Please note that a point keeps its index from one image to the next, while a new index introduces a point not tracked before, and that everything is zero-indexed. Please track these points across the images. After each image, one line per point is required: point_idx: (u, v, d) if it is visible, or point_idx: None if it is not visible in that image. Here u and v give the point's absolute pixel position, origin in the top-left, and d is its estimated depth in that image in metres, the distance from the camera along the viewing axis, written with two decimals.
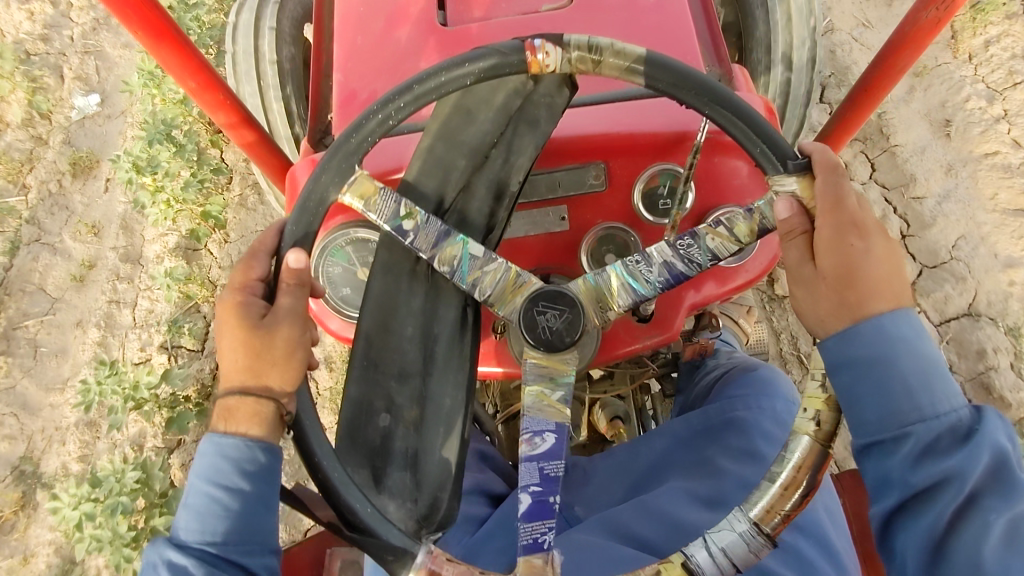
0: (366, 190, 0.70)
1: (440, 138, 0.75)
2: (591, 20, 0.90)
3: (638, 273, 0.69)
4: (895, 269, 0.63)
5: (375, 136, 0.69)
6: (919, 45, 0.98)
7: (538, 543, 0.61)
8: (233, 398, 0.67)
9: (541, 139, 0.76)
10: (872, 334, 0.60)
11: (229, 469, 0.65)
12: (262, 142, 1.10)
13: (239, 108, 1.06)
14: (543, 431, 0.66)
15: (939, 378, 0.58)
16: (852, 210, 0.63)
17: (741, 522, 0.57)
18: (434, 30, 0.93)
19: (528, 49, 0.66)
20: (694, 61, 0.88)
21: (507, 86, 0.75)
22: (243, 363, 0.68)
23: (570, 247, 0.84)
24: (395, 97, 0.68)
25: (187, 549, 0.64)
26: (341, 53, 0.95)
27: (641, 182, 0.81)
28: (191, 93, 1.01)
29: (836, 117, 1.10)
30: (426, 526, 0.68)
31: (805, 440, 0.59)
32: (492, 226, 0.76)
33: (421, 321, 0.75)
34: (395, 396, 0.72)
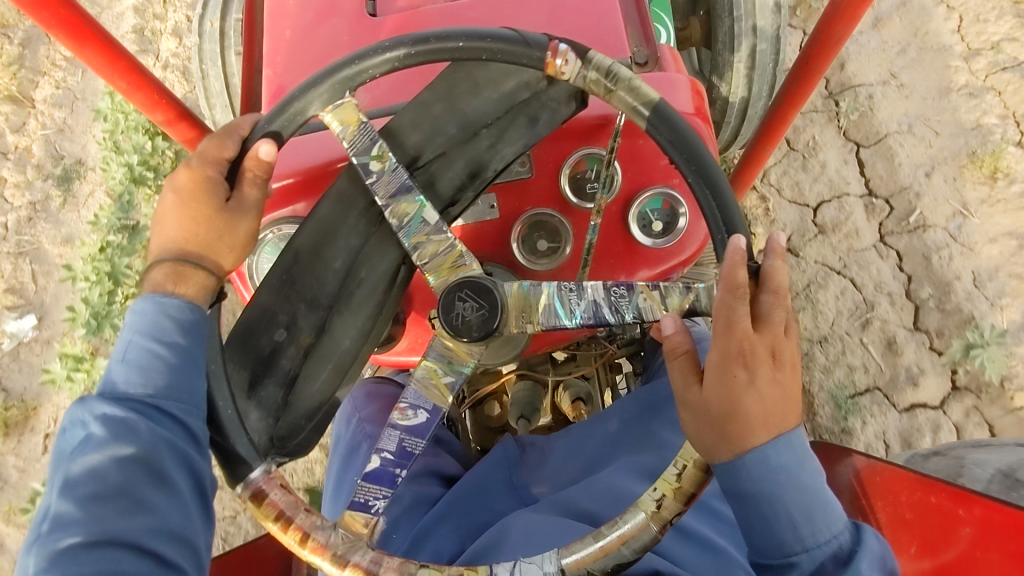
0: (352, 116, 0.71)
1: (440, 99, 0.76)
2: (510, 13, 0.91)
3: (567, 300, 0.71)
4: (783, 400, 0.62)
5: (375, 71, 0.70)
6: (854, 14, 1.00)
7: (367, 504, 0.65)
8: (183, 263, 0.71)
9: (530, 139, 0.77)
10: (756, 468, 0.61)
11: (168, 325, 0.66)
12: (205, 137, 1.08)
13: (177, 107, 1.03)
14: (418, 407, 0.70)
15: (822, 509, 0.62)
16: (738, 340, 0.61)
17: (550, 565, 0.61)
18: (362, 20, 0.93)
19: (551, 49, 0.69)
20: (619, 46, 0.89)
21: (521, 75, 0.74)
22: (201, 237, 0.73)
23: (500, 234, 0.87)
24: (411, 46, 0.69)
25: (124, 401, 0.63)
26: (271, 47, 0.94)
27: (567, 166, 0.84)
28: (122, 93, 0.97)
29: (782, 91, 1.13)
30: (277, 448, 0.69)
31: (641, 516, 0.61)
32: (454, 201, 0.77)
33: (348, 258, 0.75)
34: (298, 318, 0.73)
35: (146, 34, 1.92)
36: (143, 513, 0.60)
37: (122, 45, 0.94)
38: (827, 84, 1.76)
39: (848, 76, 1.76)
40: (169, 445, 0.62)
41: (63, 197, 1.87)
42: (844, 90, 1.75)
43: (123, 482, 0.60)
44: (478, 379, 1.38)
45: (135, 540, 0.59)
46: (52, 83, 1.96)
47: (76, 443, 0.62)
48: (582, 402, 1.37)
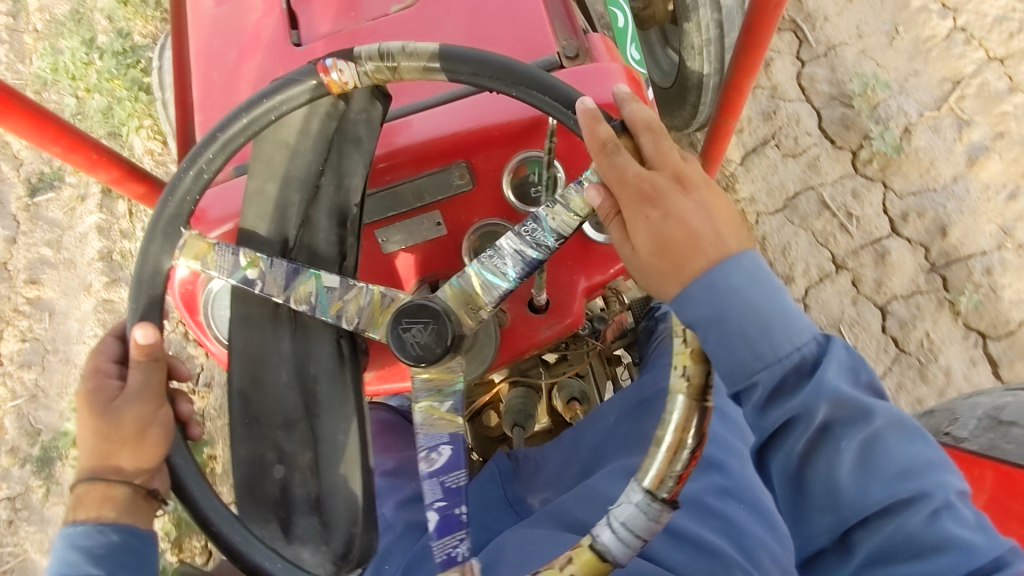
0: (196, 249, 0.71)
1: (271, 178, 0.76)
2: (435, 23, 0.89)
3: (495, 266, 0.70)
4: (707, 219, 0.63)
5: (193, 195, 0.72)
6: None
7: (454, 557, 0.63)
8: (86, 485, 0.65)
9: (368, 156, 0.77)
10: (703, 293, 0.61)
11: (80, 559, 0.62)
12: (154, 191, 1.07)
13: (121, 162, 1.02)
14: (438, 444, 0.68)
15: (779, 322, 0.60)
16: (638, 182, 0.63)
17: (635, 493, 0.55)
18: (289, 52, 0.91)
19: (322, 70, 0.69)
20: (544, 43, 0.86)
21: (318, 111, 0.74)
22: (96, 449, 0.66)
23: (452, 250, 0.85)
24: (208, 148, 0.71)
25: None
26: (199, 91, 0.93)
27: (507, 173, 0.82)
28: (59, 157, 0.97)
29: (735, 61, 1.07)
30: (346, 565, 0.69)
31: (680, 399, 0.57)
32: (343, 254, 0.77)
33: (295, 363, 0.74)
34: (284, 444, 0.72)
35: (115, 259, 1.75)
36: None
37: (51, 110, 0.93)
38: (927, 255, 1.51)
39: (953, 245, 1.52)
40: None
41: (44, 488, 1.63)
42: (951, 263, 1.51)
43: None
44: (473, 392, 1.37)
45: None
46: (16, 335, 1.74)
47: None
48: (578, 401, 1.34)
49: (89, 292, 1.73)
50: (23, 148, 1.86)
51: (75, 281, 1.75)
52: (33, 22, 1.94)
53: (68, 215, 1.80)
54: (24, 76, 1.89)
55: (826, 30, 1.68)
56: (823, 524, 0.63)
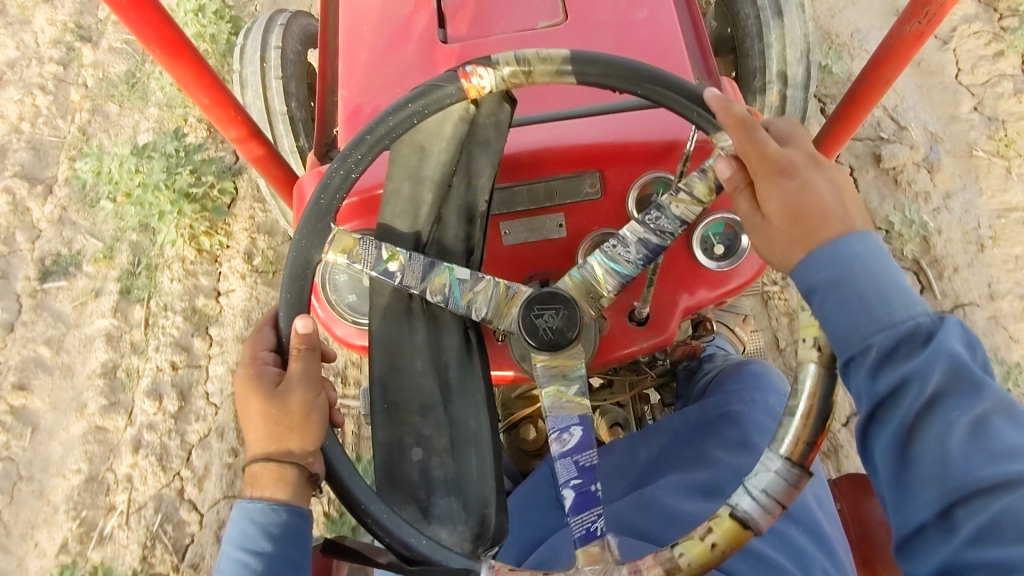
0: (343, 243, 0.76)
1: (406, 179, 0.81)
2: (587, 38, 0.96)
3: (617, 256, 0.75)
4: (837, 196, 0.67)
5: (342, 191, 0.77)
6: (904, 56, 1.03)
7: (591, 532, 0.65)
8: (258, 464, 0.71)
9: (495, 156, 0.82)
10: (828, 258, 0.62)
11: (255, 532, 0.68)
12: (271, 157, 1.10)
13: (249, 123, 1.06)
14: (569, 427, 0.70)
15: (897, 291, 0.58)
16: (776, 154, 0.68)
17: (774, 459, 0.59)
18: (435, 47, 0.97)
19: (462, 77, 0.74)
20: (684, 73, 0.93)
21: (451, 117, 0.79)
22: (266, 432, 0.71)
23: (567, 252, 0.89)
24: (356, 151, 0.76)
25: None
26: (346, 70, 0.99)
27: (635, 189, 0.87)
28: (203, 109, 1.01)
29: (828, 128, 1.17)
30: (482, 543, 0.71)
31: (812, 367, 0.61)
32: (471, 249, 0.82)
33: (429, 353, 0.78)
34: (422, 429, 0.75)
35: (119, 378, 1.63)
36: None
37: (209, 64, 0.99)
38: None
39: None
40: None
41: None
42: None
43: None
44: (513, 404, 1.36)
45: None
46: None
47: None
48: (620, 427, 1.38)
49: (82, 412, 1.62)
50: (44, 220, 1.81)
51: (67, 396, 1.64)
52: (84, 76, 1.96)
53: (78, 311, 1.71)
54: (64, 133, 1.91)
55: (954, 283, 1.58)
56: (928, 500, 0.56)
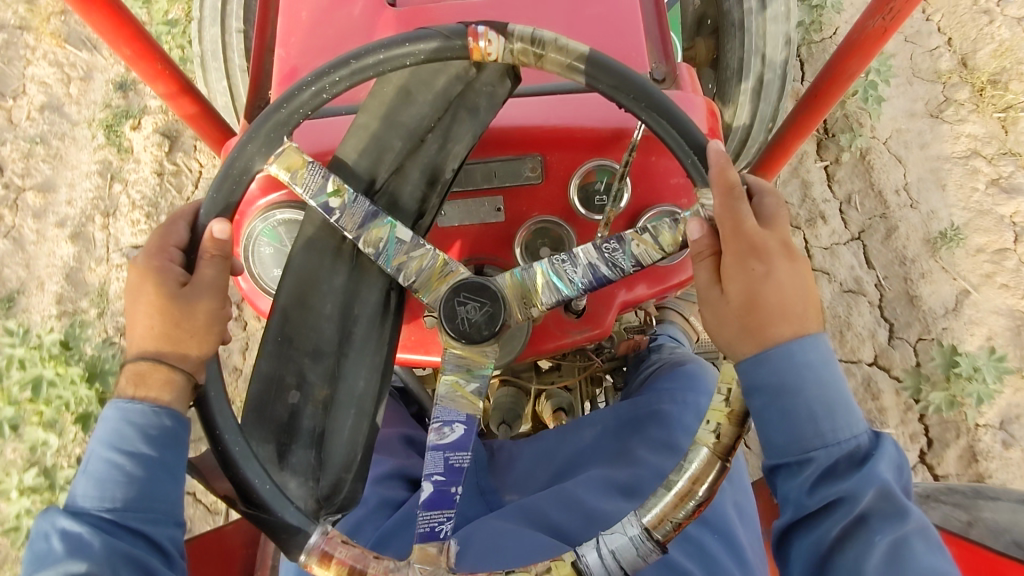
0: (297, 161, 0.71)
1: (381, 118, 0.77)
2: (539, 7, 0.90)
3: (563, 272, 0.71)
4: (802, 291, 0.65)
5: (307, 109, 0.71)
6: (868, 52, 1.00)
7: (435, 532, 0.61)
8: (145, 363, 0.66)
9: (479, 127, 0.78)
10: (779, 361, 0.62)
11: (132, 434, 0.64)
12: (205, 115, 1.04)
13: (179, 76, 0.99)
14: (453, 421, 0.67)
15: (843, 407, 0.61)
16: (752, 235, 0.65)
17: (632, 526, 0.57)
18: (384, 7, 0.91)
19: (471, 34, 0.69)
20: (638, 56, 0.89)
21: (449, 71, 0.76)
22: (160, 330, 0.67)
23: (504, 238, 0.86)
24: (335, 70, 0.70)
25: (83, 517, 0.61)
26: (285, 26, 0.92)
27: (577, 176, 0.83)
28: (127, 62, 0.95)
29: (788, 122, 1.13)
30: (326, 507, 0.66)
31: (703, 452, 0.60)
32: (422, 213, 0.77)
33: (341, 300, 0.73)
34: (307, 372, 0.71)
35: None
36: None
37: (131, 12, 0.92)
38: None
39: None
40: (128, 559, 0.60)
41: None
42: None
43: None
44: None
45: None
46: None
47: (38, 558, 0.60)
48: (564, 412, 1.31)
49: None
50: None
51: None
52: None
53: None
54: None
55: None
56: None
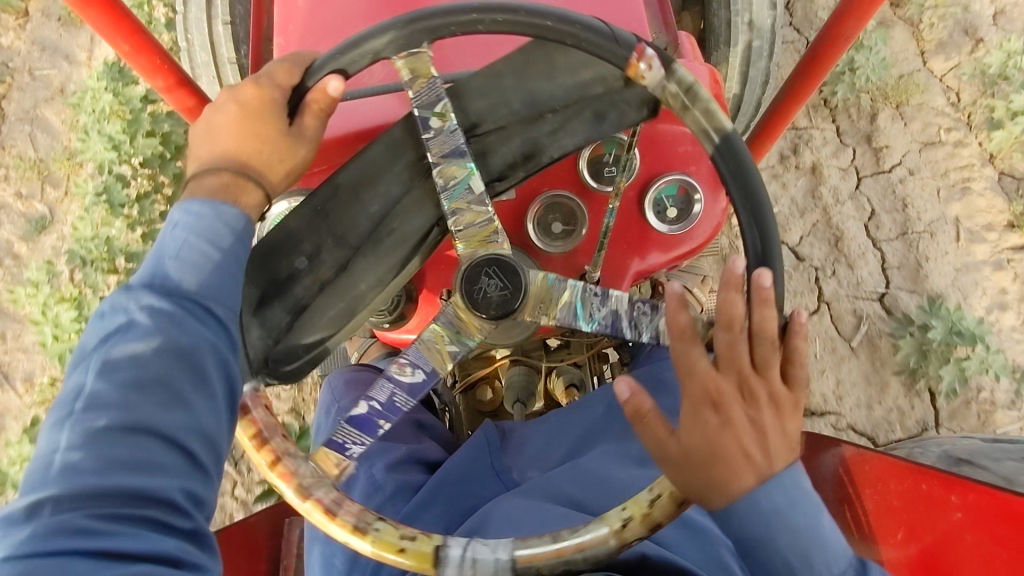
0: (423, 70, 0.67)
1: (513, 72, 0.72)
2: None
3: (588, 303, 0.69)
4: (766, 445, 0.56)
5: (457, 30, 0.66)
6: (864, 13, 1.00)
7: (344, 445, 0.65)
8: (242, 178, 0.69)
9: (596, 135, 0.74)
10: (745, 511, 0.56)
11: (222, 232, 0.63)
12: (204, 108, 1.03)
13: (178, 71, 0.98)
14: (417, 366, 0.69)
15: (819, 550, 0.57)
16: (701, 382, 0.57)
17: (502, 550, 0.58)
18: None
19: (638, 52, 0.64)
20: (640, 28, 0.88)
21: (600, 69, 0.70)
22: (264, 157, 0.71)
23: (516, 214, 0.86)
24: (500, 12, 0.65)
25: (172, 296, 0.59)
26: (282, 15, 0.92)
27: (586, 148, 0.84)
28: (124, 56, 0.95)
29: (788, 86, 1.14)
30: (268, 371, 0.69)
31: (602, 531, 0.58)
32: (503, 177, 0.75)
33: (388, 207, 0.73)
34: (324, 251, 0.71)
35: None
36: (180, 408, 0.55)
37: (129, 9, 0.92)
38: None
39: None
40: (214, 352, 0.58)
41: None
42: None
43: (165, 374, 0.56)
44: (470, 365, 1.35)
45: (168, 433, 0.54)
46: None
47: (117, 331, 0.57)
48: (576, 388, 1.31)
49: None
50: None
51: None
52: None
53: None
54: None
55: None
56: None
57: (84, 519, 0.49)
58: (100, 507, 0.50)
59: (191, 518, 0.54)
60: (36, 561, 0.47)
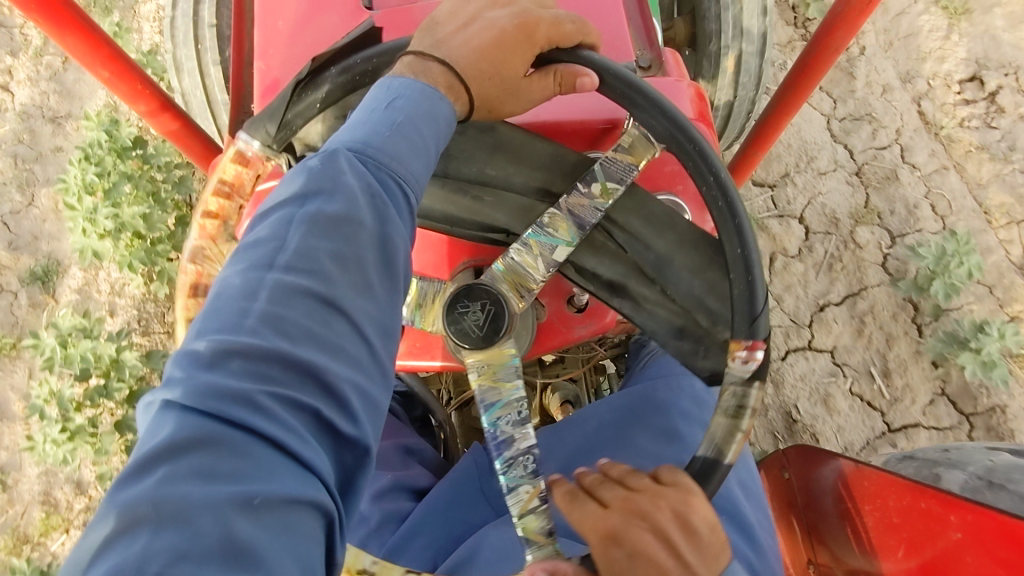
0: (639, 155, 0.71)
1: (675, 236, 0.73)
2: None
3: (508, 411, 0.70)
4: (681, 547, 0.53)
5: (684, 146, 0.65)
6: (852, 25, 0.99)
7: None
8: (447, 78, 0.63)
9: (659, 326, 0.74)
10: None
11: (414, 106, 0.59)
12: (187, 130, 1.02)
13: (160, 94, 0.98)
14: None
15: None
16: (590, 525, 0.55)
17: None
18: (359, 15, 0.90)
19: (754, 346, 0.62)
20: (624, 45, 0.87)
21: (720, 312, 0.70)
22: (481, 74, 0.65)
23: None
24: (719, 174, 0.64)
25: (371, 166, 0.55)
26: (261, 38, 0.91)
27: None
28: (104, 83, 0.94)
29: (777, 96, 1.13)
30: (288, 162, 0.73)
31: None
32: (578, 272, 0.77)
33: (496, 177, 0.76)
34: None
35: None
36: (367, 297, 0.52)
37: (108, 34, 0.91)
38: None
39: None
40: (403, 242, 0.55)
41: None
42: None
43: (359, 255, 0.52)
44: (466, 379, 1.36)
45: (357, 321, 0.51)
46: None
47: (319, 190, 0.53)
48: (572, 404, 1.30)
49: None
50: None
51: None
52: None
53: None
54: None
55: None
56: None
57: (266, 394, 0.45)
58: (279, 383, 0.46)
59: (357, 424, 0.49)
60: (213, 427, 0.43)
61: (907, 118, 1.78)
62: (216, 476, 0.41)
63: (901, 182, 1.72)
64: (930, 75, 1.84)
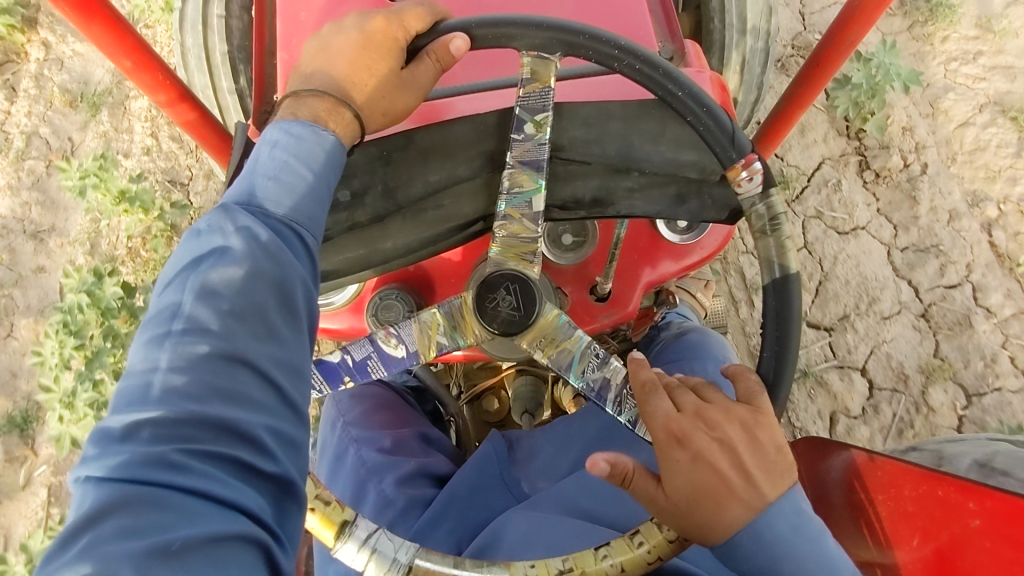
0: (544, 76, 0.67)
1: (626, 122, 0.73)
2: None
3: (587, 361, 0.72)
4: (743, 454, 0.55)
5: (596, 57, 0.63)
6: (869, 19, 1.00)
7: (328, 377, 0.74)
8: (321, 102, 0.66)
9: (667, 211, 0.76)
10: (753, 539, 0.54)
11: (303, 150, 0.62)
12: (204, 121, 1.01)
13: (179, 85, 0.97)
14: (406, 341, 0.74)
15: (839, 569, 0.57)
16: (661, 425, 0.58)
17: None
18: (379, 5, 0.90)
19: (746, 162, 0.64)
20: (645, 36, 0.88)
21: (705, 159, 0.72)
22: (364, 82, 0.67)
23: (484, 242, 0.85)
24: (639, 59, 0.63)
25: (263, 219, 0.58)
26: (284, 30, 0.91)
27: None
28: (127, 73, 0.94)
29: (789, 93, 1.14)
30: None
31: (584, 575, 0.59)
32: (564, 206, 0.78)
33: (445, 178, 0.75)
34: (367, 197, 0.74)
35: None
36: (272, 341, 0.53)
37: (130, 24, 0.91)
38: None
39: None
40: (303, 284, 0.58)
41: None
42: None
43: (261, 303, 0.54)
44: (476, 374, 1.38)
45: (264, 364, 0.52)
46: None
47: (213, 253, 0.55)
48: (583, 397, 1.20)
49: None
50: None
51: None
52: None
53: None
54: None
55: None
56: None
57: (178, 451, 0.46)
58: (191, 439, 0.47)
59: (278, 461, 0.51)
60: (128, 491, 0.44)
61: (980, 252, 1.64)
62: (138, 533, 0.42)
63: (977, 331, 1.58)
64: (1001, 199, 1.69)
